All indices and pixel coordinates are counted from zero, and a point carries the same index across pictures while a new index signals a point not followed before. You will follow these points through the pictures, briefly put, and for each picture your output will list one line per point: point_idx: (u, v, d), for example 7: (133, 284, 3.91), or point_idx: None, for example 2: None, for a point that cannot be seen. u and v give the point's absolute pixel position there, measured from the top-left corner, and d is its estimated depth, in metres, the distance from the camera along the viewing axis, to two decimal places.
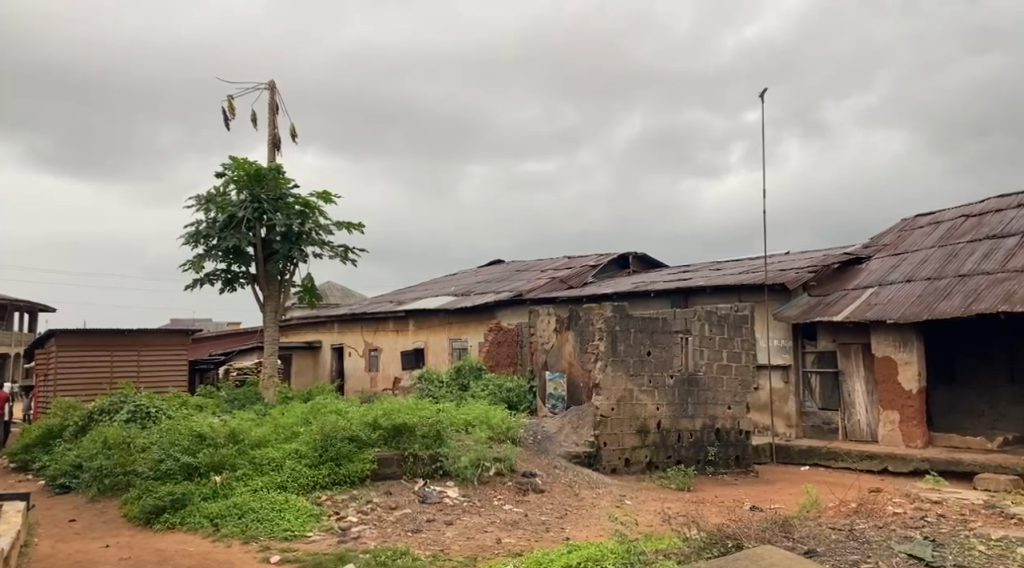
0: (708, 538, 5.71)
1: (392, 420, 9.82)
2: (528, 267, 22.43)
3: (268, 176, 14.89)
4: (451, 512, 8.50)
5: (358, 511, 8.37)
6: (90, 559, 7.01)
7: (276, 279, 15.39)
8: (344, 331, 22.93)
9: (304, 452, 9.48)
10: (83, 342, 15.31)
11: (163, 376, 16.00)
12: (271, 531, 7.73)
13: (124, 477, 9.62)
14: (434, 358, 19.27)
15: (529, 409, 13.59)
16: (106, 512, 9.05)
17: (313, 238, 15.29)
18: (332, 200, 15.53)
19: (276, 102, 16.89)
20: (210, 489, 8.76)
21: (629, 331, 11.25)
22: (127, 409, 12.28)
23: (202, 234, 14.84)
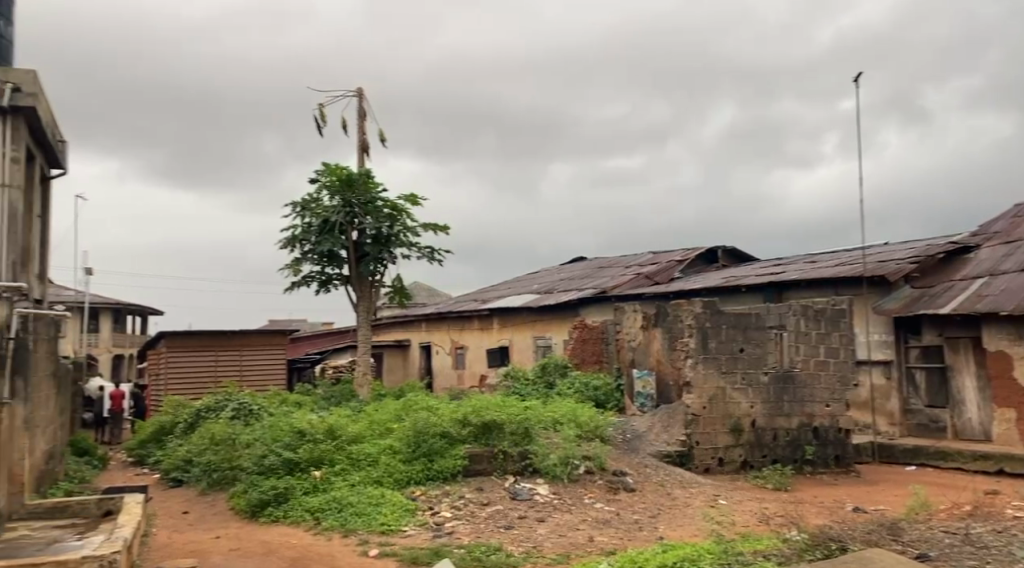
0: (811, 540, 5.53)
1: (481, 417, 9.92)
2: (613, 263, 22.24)
3: (359, 181, 15.36)
4: (543, 509, 8.53)
5: (451, 506, 8.53)
6: (203, 550, 7.38)
7: (368, 280, 15.75)
8: (431, 330, 23.35)
9: (398, 448, 9.77)
10: (191, 343, 16.19)
11: (265, 375, 16.72)
12: (369, 525, 7.96)
13: (231, 472, 10.13)
14: (520, 355, 19.38)
15: (617, 407, 13.51)
16: (216, 504, 9.55)
17: (402, 240, 15.61)
18: (419, 202, 15.89)
19: (364, 108, 17.44)
20: (310, 483, 9.11)
21: (720, 328, 11.04)
22: (232, 406, 12.91)
23: (298, 239, 15.43)
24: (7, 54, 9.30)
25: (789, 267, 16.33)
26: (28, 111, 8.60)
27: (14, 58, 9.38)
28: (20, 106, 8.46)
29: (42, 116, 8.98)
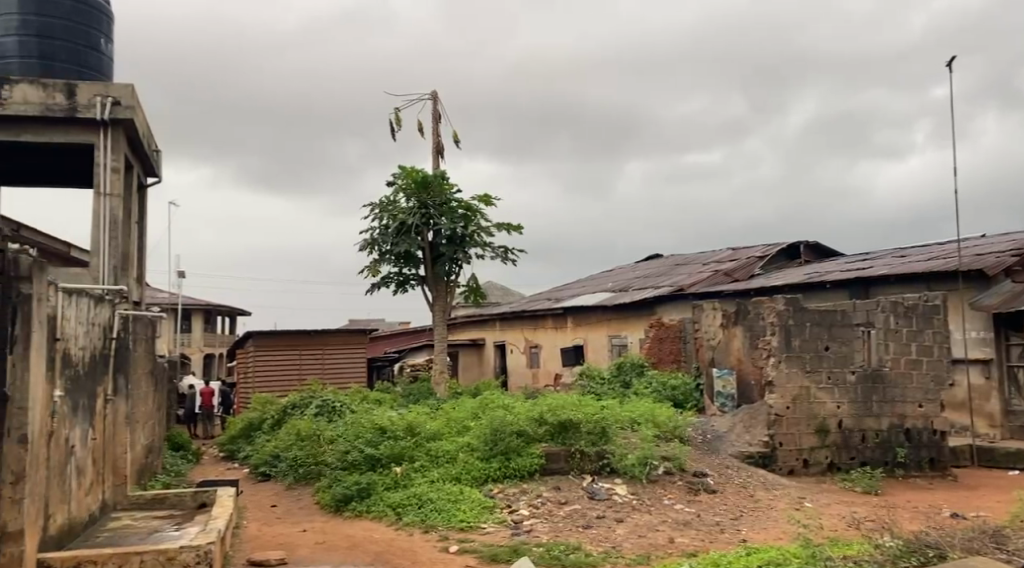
0: (906, 546, 5.31)
1: (558, 417, 9.92)
2: (690, 260, 21.86)
3: (434, 182, 15.62)
4: (622, 509, 8.46)
5: (530, 504, 8.56)
6: (291, 542, 7.65)
7: (443, 280, 15.95)
8: (506, 329, 23.48)
9: (476, 445, 9.89)
10: (276, 342, 16.77)
11: (346, 373, 17.16)
12: (449, 521, 8.07)
13: (316, 468, 10.46)
14: (595, 354, 19.26)
15: (696, 407, 13.24)
16: (302, 498, 9.87)
17: (476, 240, 15.74)
18: (492, 202, 16.01)
19: (439, 111, 17.70)
20: (391, 479, 9.32)
21: (804, 326, 10.72)
22: (316, 403, 13.32)
23: (376, 240, 15.79)
24: (107, 71, 9.85)
25: (877, 262, 15.70)
26: (127, 123, 9.09)
27: (113, 74, 9.93)
28: (120, 119, 8.96)
29: (139, 129, 9.49)
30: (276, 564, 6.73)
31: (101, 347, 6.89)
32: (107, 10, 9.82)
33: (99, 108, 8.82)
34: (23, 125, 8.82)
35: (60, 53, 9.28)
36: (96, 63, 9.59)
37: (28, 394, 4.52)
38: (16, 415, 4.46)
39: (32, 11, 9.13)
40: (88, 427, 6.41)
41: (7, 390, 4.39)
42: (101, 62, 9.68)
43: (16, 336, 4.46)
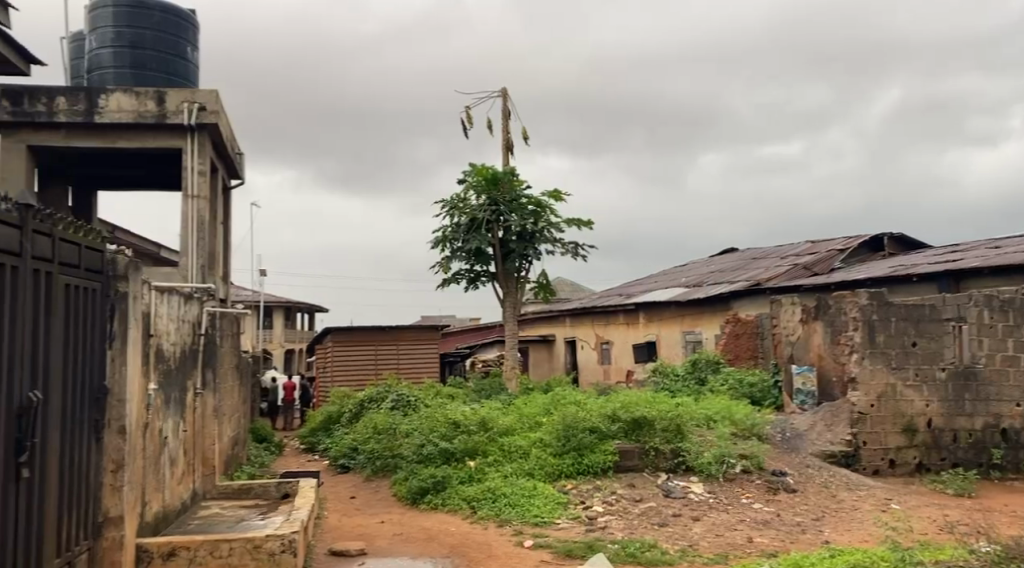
0: (1003, 553, 5.05)
1: (631, 413, 9.86)
2: (767, 254, 21.32)
3: (503, 179, 15.68)
4: (698, 507, 8.33)
5: (603, 501, 8.52)
6: (369, 533, 7.83)
7: (514, 276, 16.03)
8: (577, 325, 23.41)
9: (549, 441, 9.93)
10: (353, 337, 17.20)
11: (420, 368, 17.44)
12: (523, 515, 8.11)
13: (392, 460, 10.67)
14: (668, 350, 18.99)
15: (774, 405, 12.91)
16: (380, 490, 10.08)
17: (547, 236, 15.73)
18: (562, 197, 15.99)
19: (508, 107, 17.83)
20: (466, 473, 9.44)
21: (890, 321, 10.33)
22: (391, 398, 13.61)
23: (447, 237, 15.99)
24: (194, 78, 10.27)
25: (968, 253, 14.96)
26: (212, 128, 9.45)
27: (199, 81, 10.35)
28: (205, 124, 9.32)
29: (223, 133, 9.88)
30: (356, 554, 6.90)
31: (191, 342, 7.20)
32: (194, 21, 10.25)
33: (186, 114, 9.21)
34: (118, 132, 9.28)
35: (151, 62, 9.71)
36: (183, 71, 10.02)
37: (126, 387, 4.76)
38: (115, 407, 4.71)
39: (126, 23, 9.59)
40: (180, 419, 6.71)
41: (107, 383, 4.64)
42: (187, 69, 10.09)
43: (115, 332, 4.70)
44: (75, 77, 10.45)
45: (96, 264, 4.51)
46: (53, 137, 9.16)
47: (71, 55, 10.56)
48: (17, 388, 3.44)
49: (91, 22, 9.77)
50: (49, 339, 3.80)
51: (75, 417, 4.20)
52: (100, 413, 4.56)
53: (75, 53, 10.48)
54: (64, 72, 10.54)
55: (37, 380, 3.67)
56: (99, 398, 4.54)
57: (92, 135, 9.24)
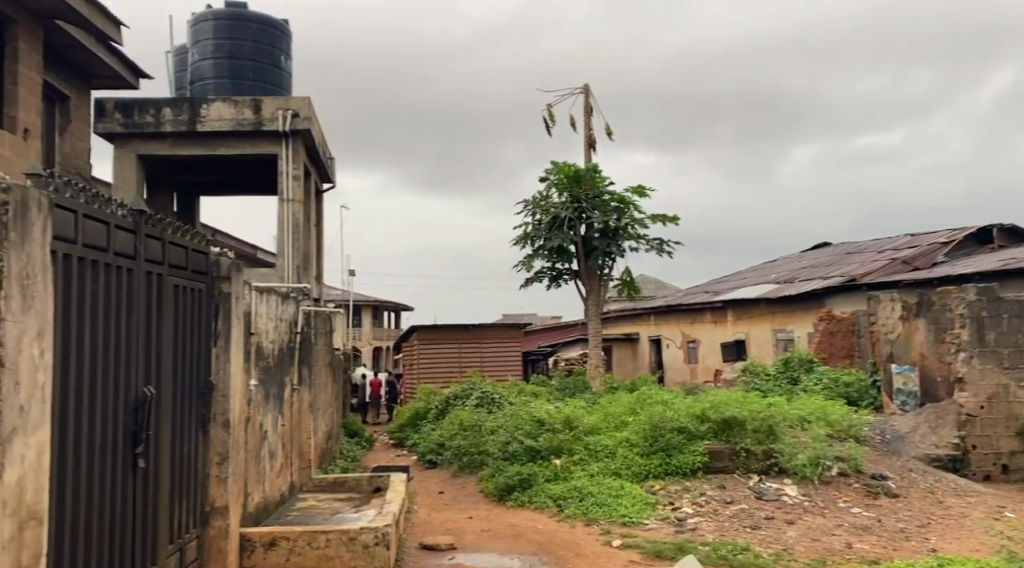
0: None
1: (721, 413, 9.65)
2: (863, 248, 20.44)
3: (586, 176, 15.57)
4: (792, 510, 8.07)
5: (693, 502, 8.37)
6: (459, 528, 7.95)
7: (597, 274, 15.96)
8: (661, 323, 23.06)
9: (635, 440, 9.85)
10: (438, 335, 17.48)
11: (504, 366, 17.57)
12: (611, 515, 8.06)
13: (478, 457, 10.80)
14: (757, 349, 18.44)
15: (873, 406, 12.37)
16: (466, 486, 10.22)
17: (630, 233, 15.56)
18: (647, 193, 15.79)
19: (591, 104, 17.78)
20: (552, 471, 9.46)
21: (1001, 318, 9.77)
22: (476, 395, 13.77)
23: (530, 236, 16.06)
24: (288, 85, 10.65)
25: None
26: (305, 134, 9.80)
27: (293, 88, 10.74)
28: (299, 130, 9.68)
29: (316, 138, 10.23)
30: (446, 548, 7.01)
31: (287, 340, 7.49)
32: (288, 30, 10.63)
33: (281, 121, 9.59)
34: (219, 140, 9.73)
35: (248, 72, 10.14)
36: (278, 79, 10.41)
37: (230, 382, 4.98)
38: (220, 401, 4.94)
39: (225, 36, 10.05)
40: (278, 414, 6.99)
41: (212, 379, 4.87)
42: (281, 77, 10.48)
43: (219, 330, 4.94)
44: (179, 88, 11.04)
45: (201, 266, 4.75)
46: (160, 146, 9.68)
47: (175, 68, 11.16)
48: (133, 384, 3.65)
49: (193, 36, 10.29)
50: (160, 338, 4.02)
51: (184, 412, 4.43)
52: (207, 407, 4.80)
53: (178, 66, 11.07)
54: (170, 84, 11.15)
55: (151, 375, 3.89)
56: (205, 393, 4.78)
57: (195, 144, 9.73)
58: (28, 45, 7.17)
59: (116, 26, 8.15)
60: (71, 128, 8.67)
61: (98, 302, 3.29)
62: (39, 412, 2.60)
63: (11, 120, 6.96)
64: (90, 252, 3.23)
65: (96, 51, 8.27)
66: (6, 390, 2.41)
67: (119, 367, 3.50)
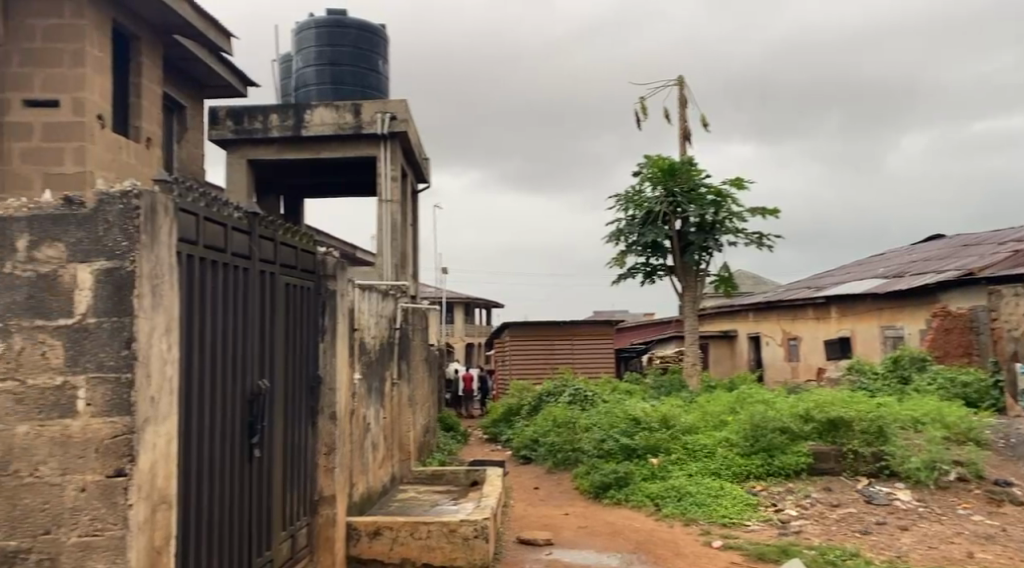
0: None
1: (827, 413, 9.30)
2: (982, 240, 19.18)
3: (681, 169, 15.24)
4: (905, 516, 7.68)
5: (797, 504, 8.10)
6: (556, 524, 7.98)
7: (693, 269, 15.66)
8: (760, 320, 22.39)
9: (735, 440, 9.61)
10: (530, 332, 17.58)
11: (596, 363, 17.49)
12: (710, 515, 7.89)
13: (573, 454, 10.81)
14: (864, 347, 17.62)
15: (994, 407, 11.64)
16: (562, 482, 10.23)
17: (727, 227, 15.18)
18: (745, 185, 15.35)
19: (685, 95, 17.43)
20: (648, 470, 9.36)
21: None
22: (569, 392, 13.76)
23: (623, 232, 15.93)
24: (385, 88, 10.94)
25: None
26: (402, 136, 10.05)
27: (390, 91, 11.03)
28: (397, 132, 9.94)
29: (412, 140, 10.48)
30: (543, 544, 7.07)
31: (388, 335, 7.70)
32: (384, 33, 10.91)
33: (380, 123, 9.87)
34: (321, 144, 10.09)
35: (348, 77, 10.46)
36: (376, 83, 10.71)
37: (336, 376, 5.16)
38: (327, 395, 5.13)
39: (326, 43, 10.42)
40: (380, 408, 7.20)
41: (320, 372, 5.07)
42: (378, 81, 10.77)
43: (327, 326, 5.14)
44: (284, 95, 11.53)
45: (310, 265, 4.95)
46: (268, 151, 10.14)
47: (281, 76, 11.66)
48: (249, 376, 3.85)
49: (297, 44, 10.72)
50: (273, 334, 4.22)
51: (295, 404, 4.64)
52: (315, 400, 5.00)
53: (283, 74, 11.57)
54: (276, 92, 11.67)
55: (265, 369, 4.09)
56: (314, 387, 4.98)
57: (300, 149, 10.13)
58: (149, 59, 7.64)
59: (227, 38, 8.55)
60: (187, 136, 9.19)
61: (217, 299, 3.49)
62: (167, 404, 2.77)
63: (136, 130, 7.45)
64: (211, 252, 3.42)
65: (209, 62, 8.72)
66: (139, 383, 2.57)
67: (237, 361, 3.69)
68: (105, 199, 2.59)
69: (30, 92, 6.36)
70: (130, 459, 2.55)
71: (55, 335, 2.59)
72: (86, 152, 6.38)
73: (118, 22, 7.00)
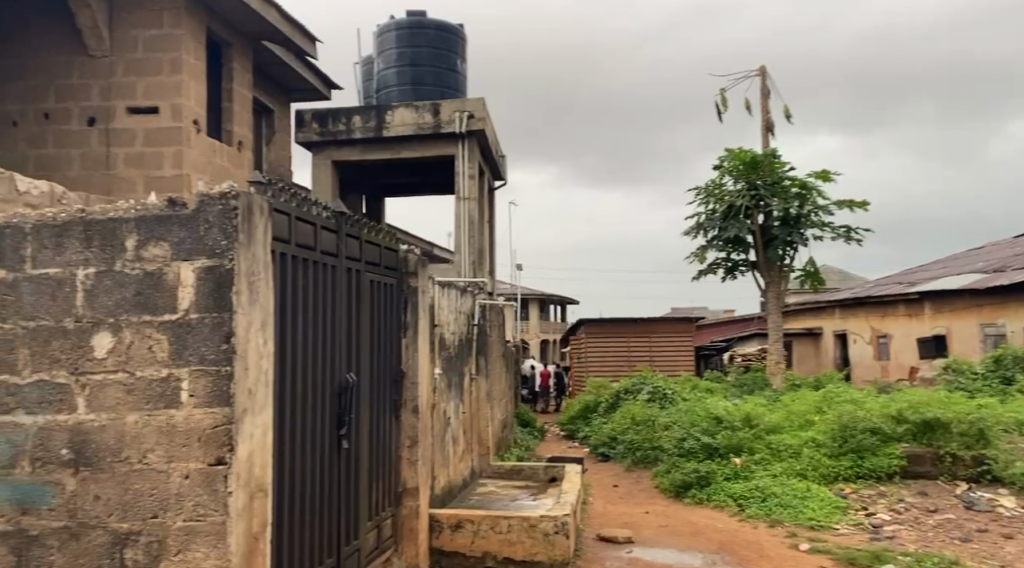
0: None
1: (921, 414, 8.90)
2: None
3: (764, 162, 14.79)
4: (1009, 523, 7.27)
5: (890, 508, 7.78)
6: (636, 522, 7.91)
7: (776, 264, 15.23)
8: (847, 317, 21.58)
9: (823, 441, 9.31)
10: (606, 328, 17.46)
11: (675, 360, 17.23)
12: (797, 517, 7.67)
13: (652, 452, 10.69)
14: (961, 345, 16.76)
15: None
16: (641, 480, 10.12)
17: (813, 220, 14.71)
18: (832, 177, 14.83)
19: (768, 86, 16.96)
20: (731, 470, 9.17)
21: None
22: (648, 389, 13.60)
23: (704, 226, 15.64)
24: (464, 88, 11.06)
25: None
26: (480, 134, 10.15)
27: (468, 90, 11.16)
28: (475, 130, 10.05)
29: (490, 138, 10.57)
30: (623, 541, 7.02)
31: (466, 332, 7.80)
32: (462, 33, 11.04)
33: (458, 122, 9.99)
34: (402, 144, 10.28)
35: (427, 77, 10.63)
36: (455, 82, 10.85)
37: (418, 370, 5.26)
38: (410, 389, 5.23)
39: (406, 44, 10.62)
40: (459, 402, 7.30)
41: (403, 366, 5.17)
42: (457, 80, 10.90)
43: (409, 322, 5.25)
44: (366, 97, 11.81)
45: (393, 262, 5.05)
46: (351, 152, 10.42)
47: (363, 78, 11.95)
48: (336, 370, 3.97)
49: (378, 47, 10.95)
50: (359, 329, 4.34)
51: (380, 397, 4.76)
52: (398, 394, 5.11)
53: (365, 76, 11.85)
54: (358, 94, 11.97)
55: (352, 363, 4.21)
56: (397, 381, 5.09)
57: (381, 149, 10.36)
58: (241, 65, 7.96)
59: (311, 42, 8.79)
60: (275, 138, 9.52)
61: (308, 295, 3.61)
62: (263, 396, 2.89)
63: (228, 133, 7.76)
64: (302, 251, 3.55)
65: (296, 67, 9.03)
66: (237, 375, 2.69)
67: (325, 356, 3.82)
68: (205, 200, 2.72)
69: (133, 100, 6.72)
70: (229, 449, 2.67)
71: (161, 330, 2.73)
72: (183, 156, 6.68)
73: (212, 30, 7.30)
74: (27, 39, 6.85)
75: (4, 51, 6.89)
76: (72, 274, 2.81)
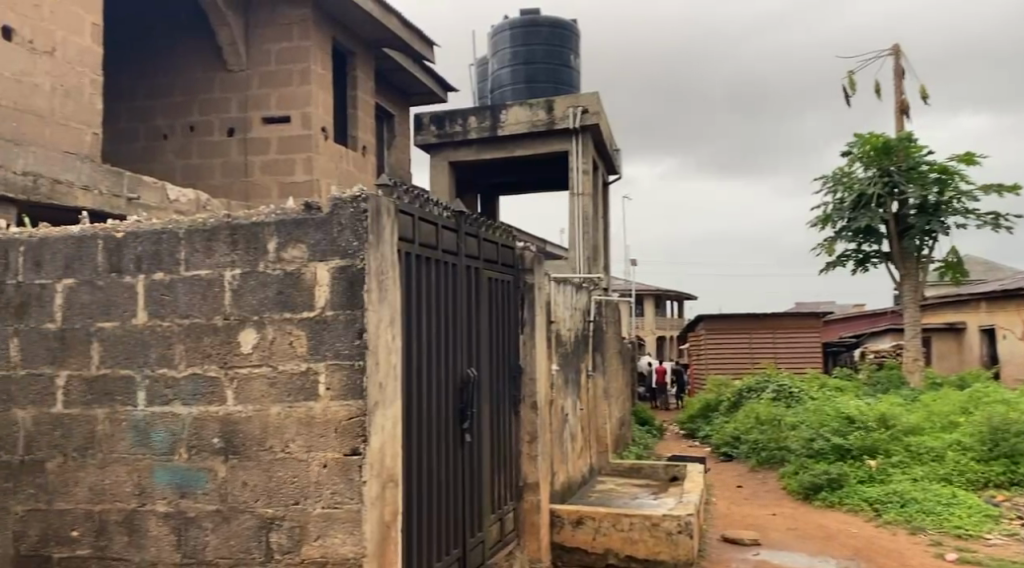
0: None
1: None
2: None
3: (898, 147, 13.95)
4: None
5: None
6: (762, 525, 7.65)
7: (913, 255, 14.31)
8: (994, 312, 19.98)
9: (970, 445, 8.67)
10: (727, 324, 16.96)
11: (802, 357, 16.51)
12: (941, 525, 7.17)
13: (778, 452, 10.29)
14: None
15: None
16: (767, 481, 9.76)
17: (955, 207, 13.71)
18: (975, 160, 13.77)
19: (901, 66, 15.96)
20: (866, 473, 8.69)
21: None
22: (772, 387, 13.10)
23: (831, 216, 14.91)
24: (578, 84, 11.05)
25: None
26: (594, 129, 10.09)
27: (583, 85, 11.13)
28: (589, 125, 10.00)
29: (604, 133, 10.50)
30: (749, 544, 6.81)
31: (583, 328, 7.80)
32: (576, 29, 11.03)
33: (571, 118, 9.95)
34: (516, 142, 10.38)
35: (542, 75, 10.68)
36: (569, 78, 10.85)
37: (536, 366, 5.29)
38: (528, 384, 5.27)
39: (521, 43, 10.73)
40: (577, 399, 7.29)
41: (521, 363, 5.23)
42: (572, 77, 10.90)
43: (526, 318, 5.30)
44: (481, 97, 12.01)
45: (509, 259, 5.12)
46: (467, 153, 10.63)
47: (478, 79, 12.15)
48: (458, 365, 4.06)
49: (493, 47, 11.12)
50: (478, 325, 4.41)
51: (499, 392, 4.83)
52: (517, 389, 5.16)
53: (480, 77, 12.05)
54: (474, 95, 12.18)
55: (472, 358, 4.29)
56: (516, 376, 5.15)
57: (497, 148, 10.49)
58: (364, 73, 8.30)
59: (430, 47, 9.04)
60: (396, 141, 9.84)
61: (430, 293, 3.72)
62: (393, 390, 3.00)
63: (354, 139, 8.11)
64: (424, 250, 3.66)
65: (415, 71, 9.30)
66: (369, 369, 2.81)
67: (447, 352, 3.91)
68: (337, 203, 2.85)
69: (267, 110, 7.13)
70: (362, 440, 2.79)
71: (299, 326, 2.89)
72: (313, 162, 7.03)
73: (337, 40, 7.64)
74: (175, 59, 7.41)
75: (155, 70, 7.49)
76: (219, 274, 3.01)
